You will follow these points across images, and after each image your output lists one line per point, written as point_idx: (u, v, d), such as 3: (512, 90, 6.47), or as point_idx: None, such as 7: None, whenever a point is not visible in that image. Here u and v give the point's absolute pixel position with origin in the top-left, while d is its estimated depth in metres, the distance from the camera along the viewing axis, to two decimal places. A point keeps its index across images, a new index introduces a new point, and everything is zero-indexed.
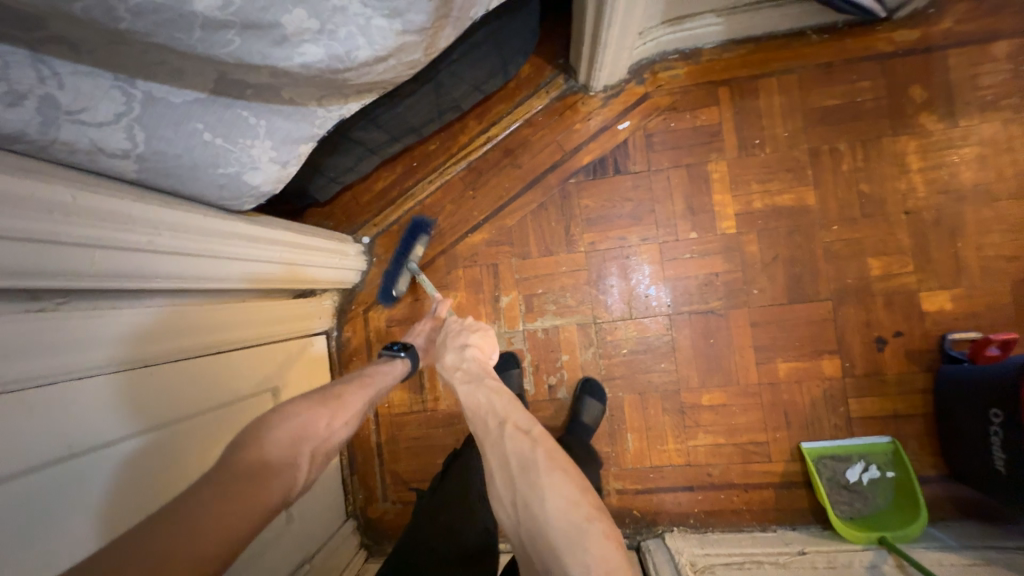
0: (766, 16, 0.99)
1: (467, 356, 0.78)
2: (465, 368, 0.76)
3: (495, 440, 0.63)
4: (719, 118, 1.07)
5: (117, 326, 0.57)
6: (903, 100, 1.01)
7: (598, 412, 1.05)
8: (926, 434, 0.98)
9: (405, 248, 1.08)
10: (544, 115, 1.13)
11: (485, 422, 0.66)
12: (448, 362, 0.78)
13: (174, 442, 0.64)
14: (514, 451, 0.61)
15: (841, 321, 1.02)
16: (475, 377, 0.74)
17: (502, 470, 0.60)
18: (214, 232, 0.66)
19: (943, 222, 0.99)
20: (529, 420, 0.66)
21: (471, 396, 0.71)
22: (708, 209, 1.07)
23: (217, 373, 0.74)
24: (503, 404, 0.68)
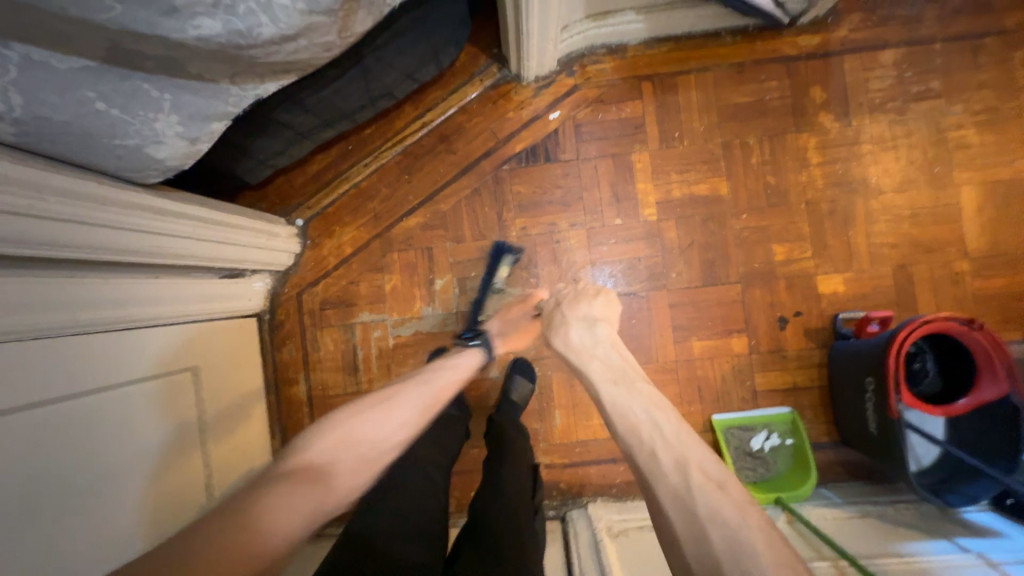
0: (681, 16, 1.06)
1: (600, 339, 0.75)
2: (602, 359, 0.72)
3: (677, 491, 0.53)
4: (643, 111, 1.13)
5: (28, 293, 0.60)
6: (805, 100, 1.10)
7: (527, 390, 1.07)
8: (821, 405, 1.08)
9: (490, 268, 1.13)
10: (478, 103, 1.16)
11: (654, 455, 0.57)
12: (575, 342, 0.76)
13: (94, 414, 0.68)
14: (699, 496, 0.53)
15: (748, 302, 1.10)
16: (622, 379, 0.68)
17: (684, 520, 0.51)
18: (112, 202, 0.67)
19: (837, 212, 1.09)
20: (715, 464, 0.56)
21: (623, 407, 0.63)
22: (632, 197, 1.13)
23: (136, 345, 0.78)
24: (675, 436, 0.59)
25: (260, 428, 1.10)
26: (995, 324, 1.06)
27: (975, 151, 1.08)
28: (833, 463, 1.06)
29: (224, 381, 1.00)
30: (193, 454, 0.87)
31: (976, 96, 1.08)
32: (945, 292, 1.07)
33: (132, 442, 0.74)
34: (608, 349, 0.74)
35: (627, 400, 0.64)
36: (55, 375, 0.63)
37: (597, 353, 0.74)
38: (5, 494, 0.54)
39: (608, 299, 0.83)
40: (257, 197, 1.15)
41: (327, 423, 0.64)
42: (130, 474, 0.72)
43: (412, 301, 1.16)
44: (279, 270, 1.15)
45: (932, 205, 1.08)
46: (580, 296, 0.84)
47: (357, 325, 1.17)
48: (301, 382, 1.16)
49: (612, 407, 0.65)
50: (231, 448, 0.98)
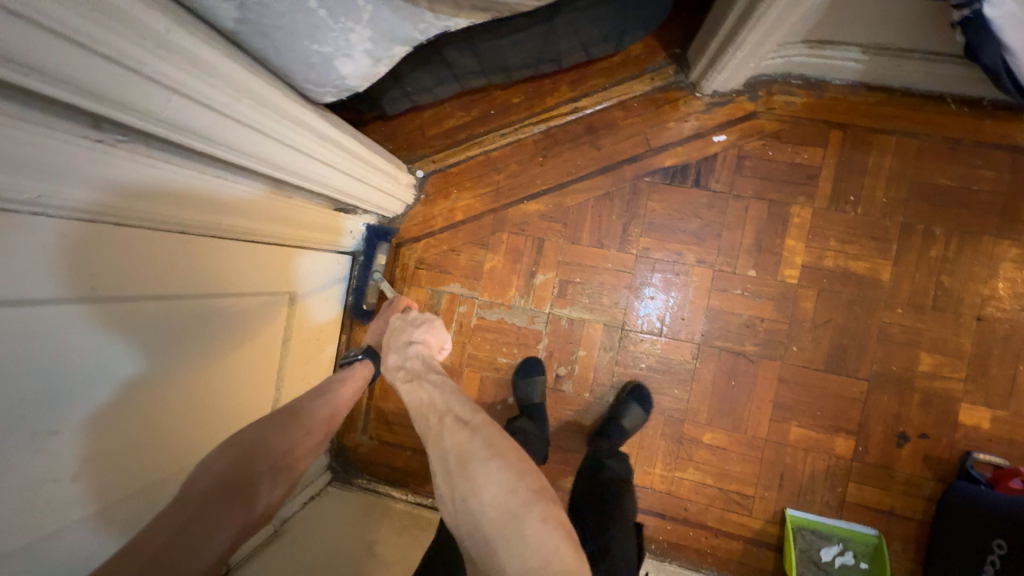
0: (910, 69, 0.90)
1: (410, 354, 0.79)
2: (409, 368, 0.77)
3: (447, 454, 0.62)
4: (820, 162, 1.00)
5: (164, 184, 0.55)
6: (1021, 202, 0.93)
7: (639, 420, 1.01)
8: (914, 540, 0.96)
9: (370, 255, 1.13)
10: (640, 101, 1.06)
11: (429, 421, 0.68)
12: (391, 363, 0.79)
13: (186, 323, 0.63)
14: (460, 449, 0.62)
15: (869, 405, 0.98)
16: (417, 375, 0.75)
17: (442, 463, 0.62)
18: (286, 116, 0.62)
19: (1013, 340, 0.93)
20: (472, 410, 0.67)
21: (414, 394, 0.72)
22: (775, 252, 1.01)
23: (240, 261, 0.73)
24: (441, 401, 0.69)
25: (324, 368, 1.09)
26: None
27: None
28: None
29: (306, 313, 0.97)
30: (255, 385, 0.83)
31: None
32: None
33: (197, 367, 0.67)
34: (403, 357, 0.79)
35: (422, 388, 0.72)
36: (157, 274, 0.58)
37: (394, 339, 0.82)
38: (71, 387, 0.49)
39: (440, 335, 0.85)
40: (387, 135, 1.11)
41: (281, 415, 0.71)
42: (193, 396, 0.67)
43: (507, 287, 1.10)
44: (387, 217, 1.12)
45: None
46: (409, 325, 0.84)
47: (444, 294, 1.12)
48: None
49: (411, 394, 0.72)
50: (298, 377, 0.98)
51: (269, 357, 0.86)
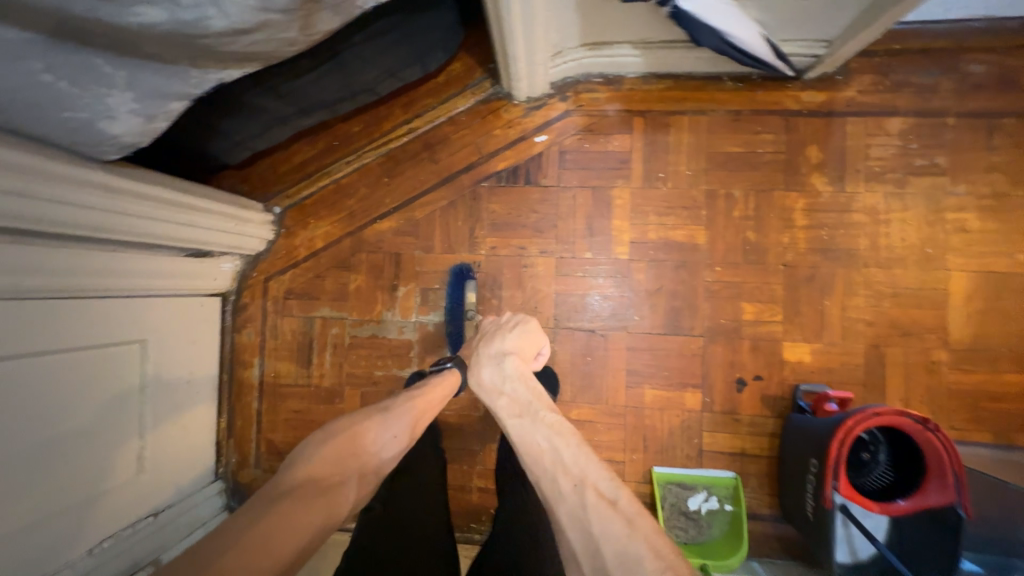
0: (680, 56, 1.03)
1: (507, 375, 0.88)
2: (511, 395, 0.87)
3: (576, 514, 0.70)
4: (630, 147, 1.11)
5: None
6: (799, 158, 1.06)
7: None
8: (766, 475, 1.04)
9: (458, 296, 1.12)
10: (466, 115, 1.16)
11: (556, 479, 0.74)
12: (488, 382, 0.89)
13: (17, 378, 0.71)
14: (604, 528, 0.67)
15: (707, 358, 1.06)
16: (524, 411, 0.84)
17: (586, 546, 0.67)
18: (61, 179, 0.71)
19: (815, 279, 1.04)
20: (610, 482, 0.73)
21: (529, 437, 0.80)
22: (606, 232, 1.11)
23: (72, 315, 0.81)
24: (572, 459, 0.76)
25: (206, 409, 1.12)
26: (966, 422, 1.00)
27: (972, 236, 1.02)
28: (769, 537, 1.02)
29: (172, 357, 1.01)
30: (125, 429, 0.90)
31: (983, 179, 1.02)
32: (916, 379, 1.01)
33: (48, 416, 0.75)
34: (513, 392, 0.87)
35: (530, 424, 0.82)
36: None
37: (495, 367, 0.89)
38: None
39: (528, 335, 0.95)
40: (240, 178, 1.17)
41: (369, 420, 0.82)
42: (57, 444, 0.77)
43: (374, 303, 1.16)
44: (249, 254, 1.18)
45: (917, 286, 1.02)
46: (497, 331, 0.96)
47: (317, 319, 1.18)
48: (254, 366, 1.18)
49: (519, 429, 0.82)
50: (175, 420, 1.02)
51: (144, 399, 0.94)
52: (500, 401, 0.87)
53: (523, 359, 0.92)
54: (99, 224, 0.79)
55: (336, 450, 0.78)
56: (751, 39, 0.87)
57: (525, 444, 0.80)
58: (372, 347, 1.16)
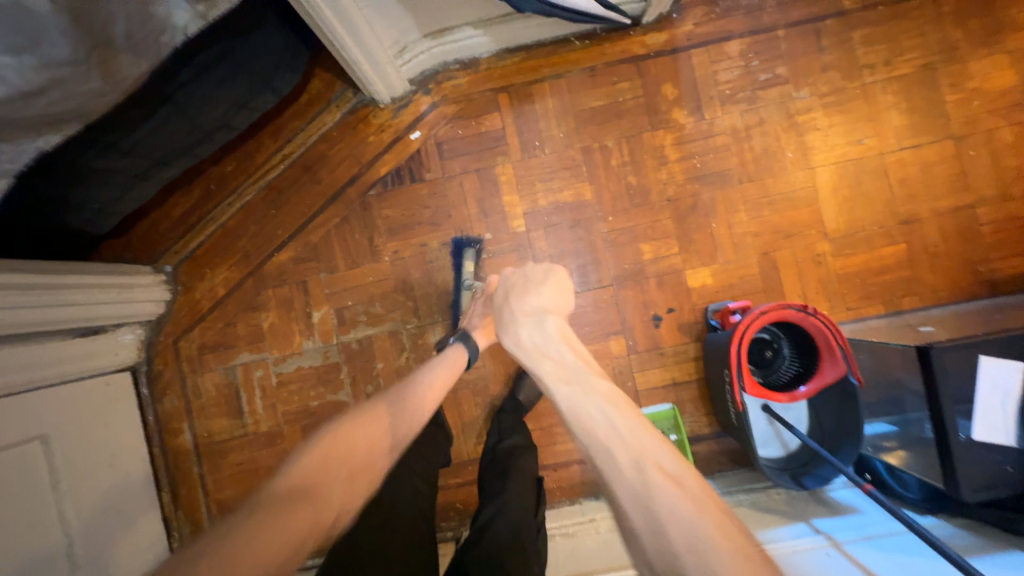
0: (522, 26, 1.06)
1: (550, 335, 0.69)
2: (555, 358, 0.65)
3: (637, 496, 0.49)
4: (501, 123, 1.13)
5: None
6: (657, 98, 1.11)
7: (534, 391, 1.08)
8: (700, 397, 1.10)
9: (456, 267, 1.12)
10: (337, 129, 1.15)
11: (615, 459, 0.52)
12: (524, 341, 0.70)
13: None
14: (673, 515, 0.48)
15: (621, 304, 1.11)
16: (572, 378, 0.61)
17: (654, 537, 0.47)
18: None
19: (699, 206, 1.10)
20: (671, 456, 0.52)
21: (576, 408, 0.57)
22: (499, 210, 1.13)
23: None
24: (632, 429, 0.54)
25: (144, 488, 1.06)
26: (859, 301, 1.08)
27: (823, 132, 1.10)
28: (714, 452, 1.08)
29: (88, 443, 0.96)
30: (51, 530, 0.83)
31: (821, 79, 1.10)
32: (808, 274, 1.09)
33: None
34: (560, 354, 0.66)
35: (576, 390, 0.59)
36: None
37: (534, 322, 0.72)
38: None
39: (555, 289, 0.79)
40: (119, 245, 1.12)
41: (379, 412, 0.73)
42: None
43: (292, 335, 1.14)
44: (149, 319, 1.13)
45: (789, 190, 1.10)
46: (529, 286, 0.79)
47: (238, 366, 1.14)
48: (185, 431, 1.14)
49: (568, 387, 0.60)
50: (112, 506, 0.97)
51: (64, 494, 0.88)
52: (547, 370, 0.63)
53: (552, 312, 0.75)
54: None
55: (355, 432, 0.69)
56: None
57: (577, 417, 0.57)
58: (300, 380, 1.14)
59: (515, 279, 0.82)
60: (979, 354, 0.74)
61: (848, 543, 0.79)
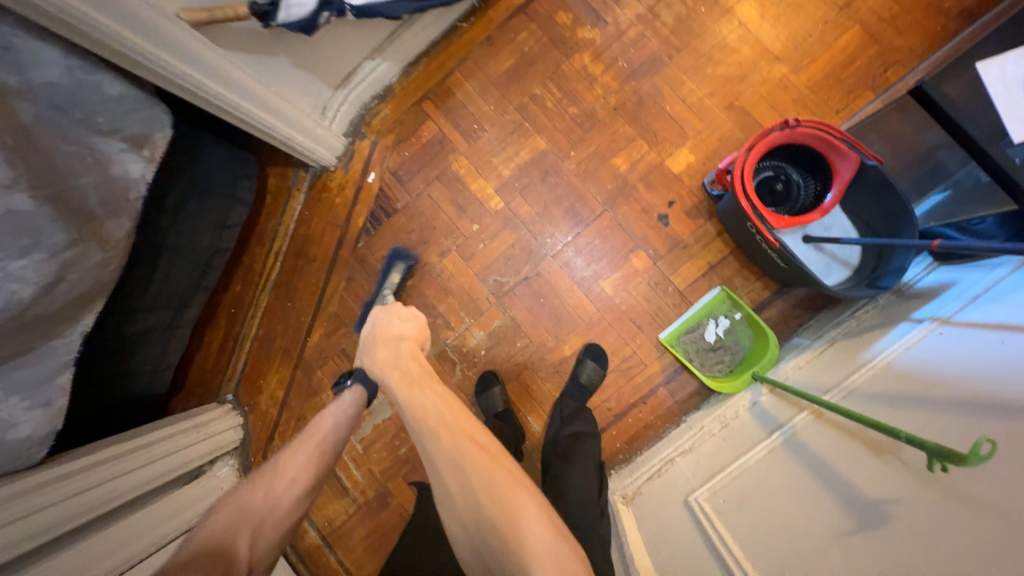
0: (412, 35, 1.12)
1: (402, 354, 0.81)
2: (402, 370, 0.78)
3: (454, 464, 0.65)
4: (437, 127, 1.18)
5: None
6: (557, 31, 1.14)
7: (596, 377, 1.07)
8: (743, 266, 1.06)
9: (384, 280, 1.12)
10: (307, 208, 1.23)
11: (442, 443, 0.67)
12: (382, 360, 0.80)
13: None
14: (475, 480, 0.64)
15: (623, 221, 1.10)
16: (414, 381, 0.76)
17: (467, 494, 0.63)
18: (34, 487, 0.74)
19: (645, 99, 1.10)
20: (482, 432, 0.71)
21: (414, 404, 0.73)
22: (473, 201, 1.16)
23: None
24: (449, 418, 0.70)
25: None
26: (845, 99, 1.04)
27: None
28: (783, 310, 1.04)
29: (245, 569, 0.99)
30: None
31: None
32: (782, 101, 1.06)
33: None
34: (466, 442, 0.67)
35: (440, 431, 0.69)
36: None
37: (398, 367, 0.79)
38: None
39: (416, 322, 0.88)
40: (183, 397, 1.22)
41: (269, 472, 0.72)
42: None
43: None
44: (234, 446, 1.21)
45: (720, 39, 1.08)
46: (391, 319, 0.88)
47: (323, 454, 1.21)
48: (309, 528, 1.19)
49: (427, 423, 0.70)
50: None
51: None
52: (445, 445, 0.67)
53: (417, 357, 0.82)
54: (92, 504, 0.82)
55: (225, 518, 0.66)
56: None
57: (434, 453, 0.68)
58: (380, 436, 1.18)
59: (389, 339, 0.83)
60: None
61: (957, 314, 0.74)
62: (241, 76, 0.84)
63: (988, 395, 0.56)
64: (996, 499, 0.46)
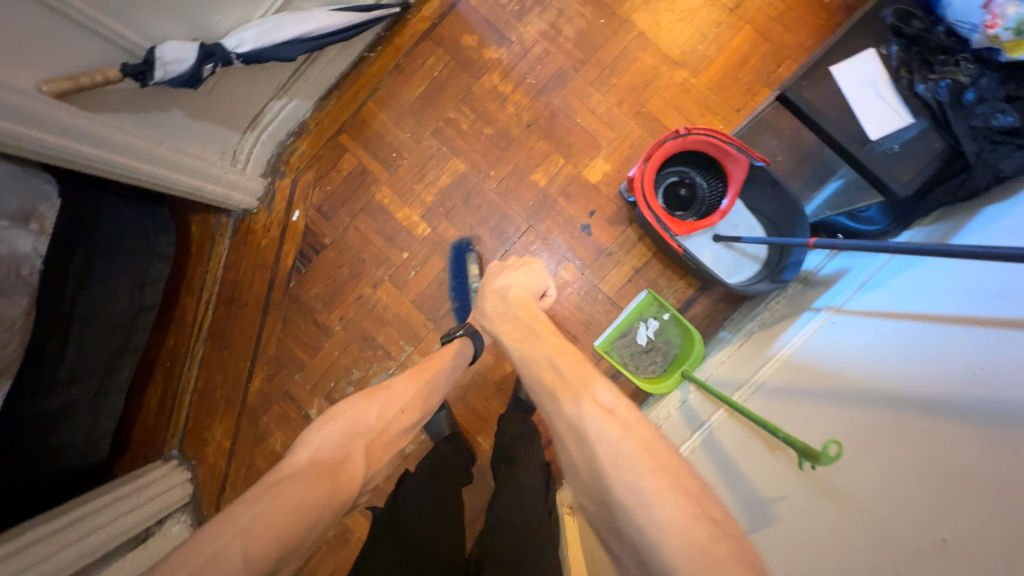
0: (317, 71, 1.11)
1: (511, 300, 0.76)
2: (512, 321, 0.72)
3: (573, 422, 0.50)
4: (356, 159, 1.18)
5: None
6: (464, 53, 1.15)
7: None
8: (667, 267, 1.09)
9: (460, 274, 1.14)
10: (233, 252, 1.21)
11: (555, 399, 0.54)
12: (490, 311, 0.76)
13: None
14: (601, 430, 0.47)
15: (549, 234, 1.12)
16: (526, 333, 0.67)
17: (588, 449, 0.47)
18: None
19: (556, 114, 1.12)
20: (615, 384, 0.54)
21: (528, 359, 0.63)
22: (400, 229, 1.16)
23: None
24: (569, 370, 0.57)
25: None
26: (742, 98, 1.07)
27: None
28: (708, 306, 1.07)
29: None
30: None
31: None
32: (685, 105, 1.09)
33: None
34: (585, 399, 0.51)
35: (552, 384, 0.56)
36: None
37: (508, 319, 0.72)
38: None
39: (533, 271, 0.82)
40: (126, 459, 1.17)
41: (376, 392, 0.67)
42: None
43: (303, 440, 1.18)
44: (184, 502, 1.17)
45: (621, 50, 1.11)
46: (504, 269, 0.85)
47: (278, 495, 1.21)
48: None
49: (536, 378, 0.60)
50: None
51: None
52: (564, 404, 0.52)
53: (527, 306, 0.74)
54: None
55: (341, 425, 0.59)
56: (321, 15, 0.96)
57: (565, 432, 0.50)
58: None
59: (501, 283, 0.80)
60: (831, 69, 0.84)
61: (847, 303, 0.78)
62: (133, 141, 0.84)
63: (854, 385, 0.62)
64: (855, 490, 0.52)
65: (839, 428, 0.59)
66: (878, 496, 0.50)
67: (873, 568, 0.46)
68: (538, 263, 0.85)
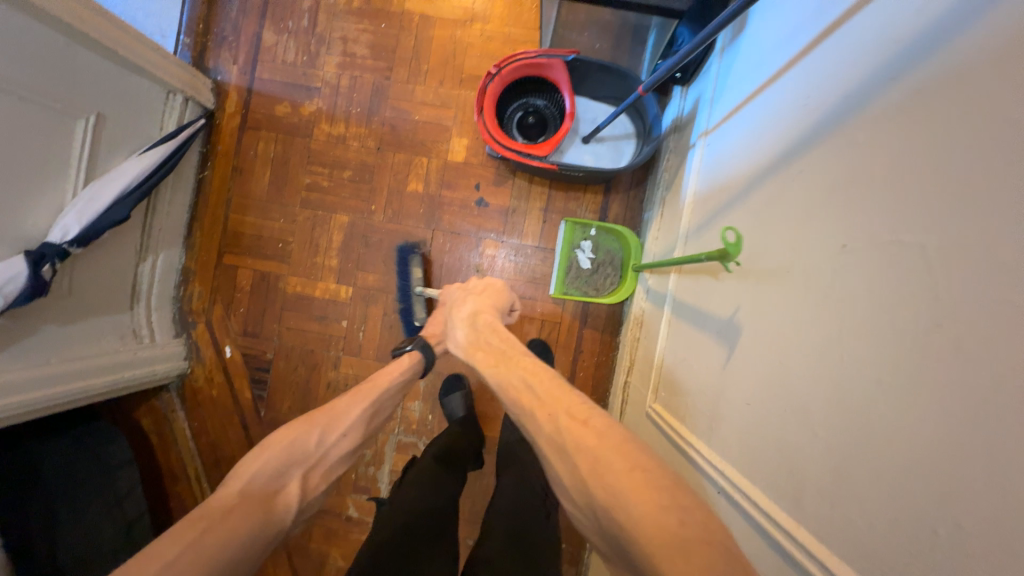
0: (165, 216, 1.09)
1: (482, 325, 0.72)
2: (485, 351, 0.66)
3: None
4: (251, 270, 1.16)
5: None
6: (285, 122, 1.15)
7: None
8: (567, 189, 1.11)
9: (406, 275, 1.10)
10: (192, 418, 1.17)
11: None
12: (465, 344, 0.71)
13: None
14: None
15: (453, 226, 1.13)
16: (499, 356, 0.63)
17: None
18: None
19: (394, 123, 1.14)
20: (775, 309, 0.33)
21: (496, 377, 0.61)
22: (325, 303, 1.15)
23: None
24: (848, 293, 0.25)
25: None
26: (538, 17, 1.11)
27: None
28: (622, 200, 1.10)
29: None
30: None
31: None
32: (496, 52, 1.12)
33: None
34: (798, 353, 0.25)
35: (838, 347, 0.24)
36: None
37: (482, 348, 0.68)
38: None
39: (497, 296, 0.82)
40: None
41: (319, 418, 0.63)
42: None
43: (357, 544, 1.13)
44: None
45: (414, 39, 1.13)
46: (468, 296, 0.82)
47: None
48: None
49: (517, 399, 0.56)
50: None
51: None
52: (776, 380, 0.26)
53: (498, 331, 0.71)
54: None
55: (284, 442, 0.58)
56: (130, 165, 0.94)
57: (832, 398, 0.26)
58: None
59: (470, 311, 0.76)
60: None
61: (710, 122, 0.81)
62: (25, 372, 0.79)
63: (747, 178, 0.65)
64: (778, 259, 0.55)
65: (751, 214, 0.63)
66: (796, 250, 0.52)
67: (816, 308, 0.48)
68: (499, 283, 0.86)
